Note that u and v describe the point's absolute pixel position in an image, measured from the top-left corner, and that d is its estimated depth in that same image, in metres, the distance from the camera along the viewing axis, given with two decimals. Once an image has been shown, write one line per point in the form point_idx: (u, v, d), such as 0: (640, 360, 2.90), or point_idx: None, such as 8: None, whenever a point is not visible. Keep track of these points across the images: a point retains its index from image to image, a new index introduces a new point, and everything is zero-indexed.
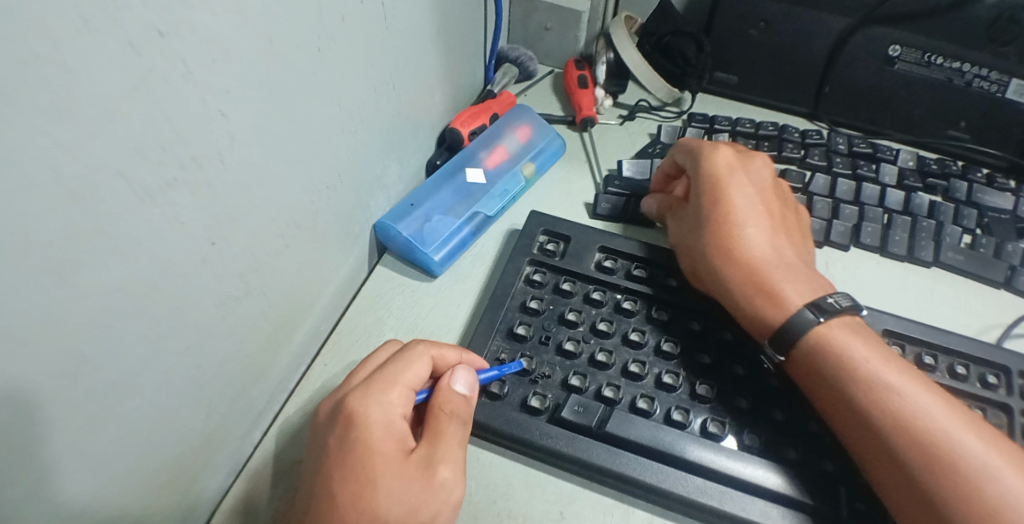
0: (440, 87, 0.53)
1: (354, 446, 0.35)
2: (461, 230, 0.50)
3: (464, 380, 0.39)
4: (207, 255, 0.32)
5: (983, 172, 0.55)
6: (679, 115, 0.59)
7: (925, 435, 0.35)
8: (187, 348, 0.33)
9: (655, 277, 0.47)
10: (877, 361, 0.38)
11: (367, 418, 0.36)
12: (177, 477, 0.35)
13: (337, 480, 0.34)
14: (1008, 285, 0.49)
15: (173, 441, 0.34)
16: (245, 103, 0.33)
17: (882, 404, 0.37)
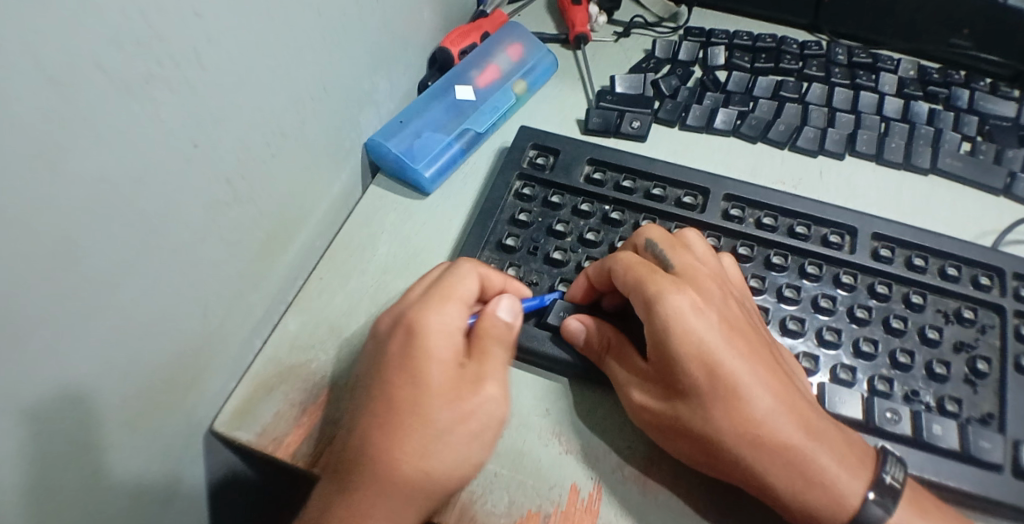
0: (430, 5, 0.52)
1: (411, 353, 0.36)
2: (451, 147, 0.51)
3: (508, 308, 0.40)
4: (191, 155, 0.33)
5: (987, 81, 0.54)
6: (675, 31, 0.58)
7: (748, 439, 0.33)
8: (178, 246, 0.34)
9: (644, 188, 0.47)
10: (737, 363, 0.34)
11: (427, 329, 0.36)
12: (179, 376, 0.37)
13: (393, 383, 0.35)
14: (1008, 192, 0.48)
15: (170, 341, 0.35)
16: (219, 3, 0.32)
17: (713, 404, 0.34)
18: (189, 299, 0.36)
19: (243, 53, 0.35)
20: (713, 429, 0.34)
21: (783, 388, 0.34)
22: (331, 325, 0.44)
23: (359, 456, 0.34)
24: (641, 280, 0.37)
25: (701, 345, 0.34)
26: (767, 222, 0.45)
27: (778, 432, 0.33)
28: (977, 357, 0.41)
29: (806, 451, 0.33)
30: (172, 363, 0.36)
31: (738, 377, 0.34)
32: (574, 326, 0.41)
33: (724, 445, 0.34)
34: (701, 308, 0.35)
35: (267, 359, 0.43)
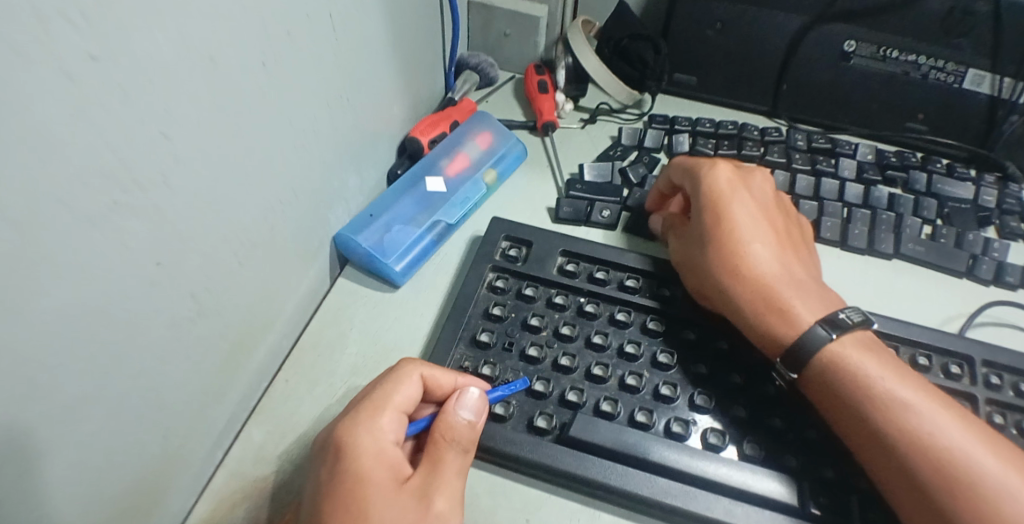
0: (400, 97, 0.53)
1: (343, 478, 0.34)
2: (421, 239, 0.50)
3: (469, 406, 0.38)
4: (155, 277, 0.31)
5: (942, 163, 0.56)
6: (639, 118, 0.59)
7: (858, 384, 0.38)
8: (140, 373, 0.32)
9: (617, 279, 0.47)
10: (844, 341, 0.40)
11: (356, 449, 0.35)
12: (131, 509, 0.34)
13: (327, 514, 0.33)
14: (971, 274, 0.50)
15: (130, 468, 0.33)
16: (192, 122, 0.31)
17: (820, 368, 0.39)
18: (153, 423, 0.34)
19: (217, 166, 0.34)
20: (804, 355, 0.40)
21: (892, 364, 0.39)
22: (298, 433, 0.42)
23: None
24: (722, 211, 0.45)
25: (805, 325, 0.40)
26: None
27: (889, 388, 0.38)
28: None
29: (908, 408, 0.37)
30: (130, 493, 0.34)
31: (839, 395, 0.39)
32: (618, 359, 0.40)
33: (832, 392, 0.39)
34: (813, 295, 0.42)
35: (230, 471, 0.41)
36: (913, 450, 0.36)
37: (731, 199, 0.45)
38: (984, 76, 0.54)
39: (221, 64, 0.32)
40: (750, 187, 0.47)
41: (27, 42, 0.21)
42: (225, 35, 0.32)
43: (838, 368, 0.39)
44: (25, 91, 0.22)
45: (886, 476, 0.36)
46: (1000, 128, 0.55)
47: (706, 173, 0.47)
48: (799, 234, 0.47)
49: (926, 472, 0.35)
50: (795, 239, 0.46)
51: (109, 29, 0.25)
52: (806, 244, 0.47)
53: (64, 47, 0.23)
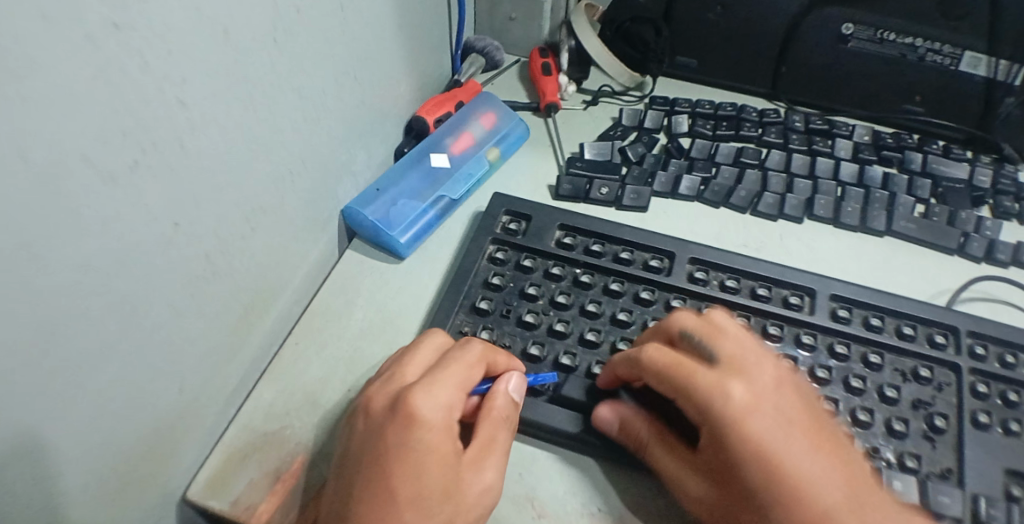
0: (407, 77, 0.55)
1: (416, 446, 0.35)
2: (426, 213, 0.52)
3: (516, 387, 0.41)
4: (172, 235, 0.34)
5: (940, 143, 0.57)
6: (640, 100, 0.61)
7: (780, 488, 0.33)
8: (156, 325, 0.34)
9: (613, 252, 0.49)
10: (794, 439, 0.34)
11: (431, 419, 0.36)
12: (148, 455, 0.37)
13: (399, 479, 0.34)
14: (962, 251, 0.51)
15: (149, 413, 0.36)
16: (204, 92, 0.33)
17: (757, 472, 0.34)
18: (170, 373, 0.37)
19: (230, 135, 0.36)
20: (742, 453, 0.34)
21: (841, 465, 0.34)
22: (306, 393, 0.45)
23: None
24: (681, 389, 0.37)
25: (744, 428, 0.34)
26: (730, 284, 0.47)
27: (817, 491, 0.33)
28: (935, 414, 0.43)
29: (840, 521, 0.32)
30: (150, 437, 0.36)
31: (759, 498, 0.34)
32: (605, 413, 0.41)
33: (763, 495, 0.34)
34: (779, 389, 0.36)
35: (241, 425, 0.44)
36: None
37: (708, 389, 0.36)
38: (981, 58, 0.54)
39: (232, 38, 0.34)
40: (731, 357, 0.37)
41: (56, 9, 0.24)
42: (236, 10, 0.34)
43: (777, 477, 0.33)
44: (54, 54, 0.24)
45: None
46: (996, 110, 0.56)
47: (678, 371, 0.37)
48: (785, 389, 0.36)
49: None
50: (801, 421, 0.35)
51: (129, 1, 0.27)
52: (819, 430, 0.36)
53: (87, 13, 0.25)
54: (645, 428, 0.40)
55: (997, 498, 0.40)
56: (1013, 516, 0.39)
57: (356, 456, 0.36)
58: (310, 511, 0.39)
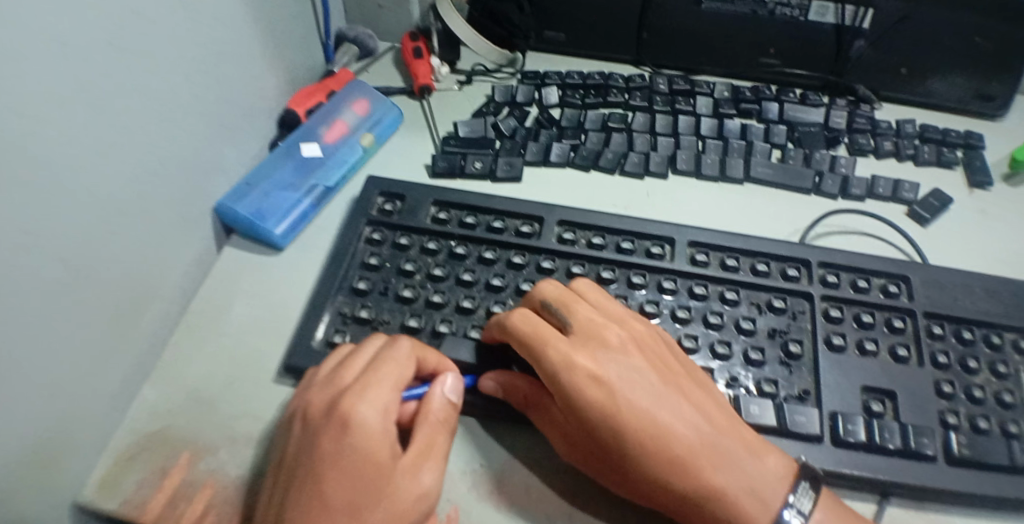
0: (272, 70, 0.56)
1: (348, 446, 0.36)
2: (301, 203, 0.53)
3: (452, 386, 0.41)
4: (25, 244, 0.34)
5: (796, 92, 0.60)
6: (514, 75, 0.63)
7: (635, 437, 0.37)
8: (23, 334, 0.34)
9: (485, 222, 0.50)
10: (642, 391, 0.38)
11: (363, 421, 0.36)
12: (30, 466, 0.36)
13: (329, 485, 0.35)
14: (817, 190, 0.54)
15: (26, 421, 0.36)
16: (45, 100, 0.34)
17: (611, 429, 0.37)
18: (44, 381, 0.37)
19: (76, 138, 0.36)
20: (598, 412, 0.38)
21: (685, 406, 0.38)
22: (189, 391, 0.45)
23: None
24: (538, 360, 0.40)
25: (598, 390, 0.38)
26: (596, 241, 0.49)
27: (670, 433, 0.37)
28: (790, 340, 0.45)
29: (691, 457, 0.36)
30: (28, 450, 0.36)
31: (617, 448, 0.37)
32: (489, 387, 0.42)
33: (617, 442, 0.37)
34: (625, 351, 0.40)
35: (128, 429, 0.43)
36: (683, 494, 0.36)
37: (561, 360, 0.39)
38: (828, 7, 0.58)
39: (71, 43, 0.35)
40: (582, 327, 0.41)
41: None
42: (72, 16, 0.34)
43: (626, 430, 0.37)
44: None
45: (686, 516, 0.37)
46: (847, 54, 0.60)
47: (539, 348, 0.40)
48: (636, 352, 0.40)
49: (702, 510, 0.36)
50: (649, 375, 0.39)
51: None
52: (671, 373, 0.40)
53: None
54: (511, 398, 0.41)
55: (853, 414, 0.42)
56: (869, 429, 0.41)
57: (291, 464, 0.37)
58: (198, 498, 0.40)
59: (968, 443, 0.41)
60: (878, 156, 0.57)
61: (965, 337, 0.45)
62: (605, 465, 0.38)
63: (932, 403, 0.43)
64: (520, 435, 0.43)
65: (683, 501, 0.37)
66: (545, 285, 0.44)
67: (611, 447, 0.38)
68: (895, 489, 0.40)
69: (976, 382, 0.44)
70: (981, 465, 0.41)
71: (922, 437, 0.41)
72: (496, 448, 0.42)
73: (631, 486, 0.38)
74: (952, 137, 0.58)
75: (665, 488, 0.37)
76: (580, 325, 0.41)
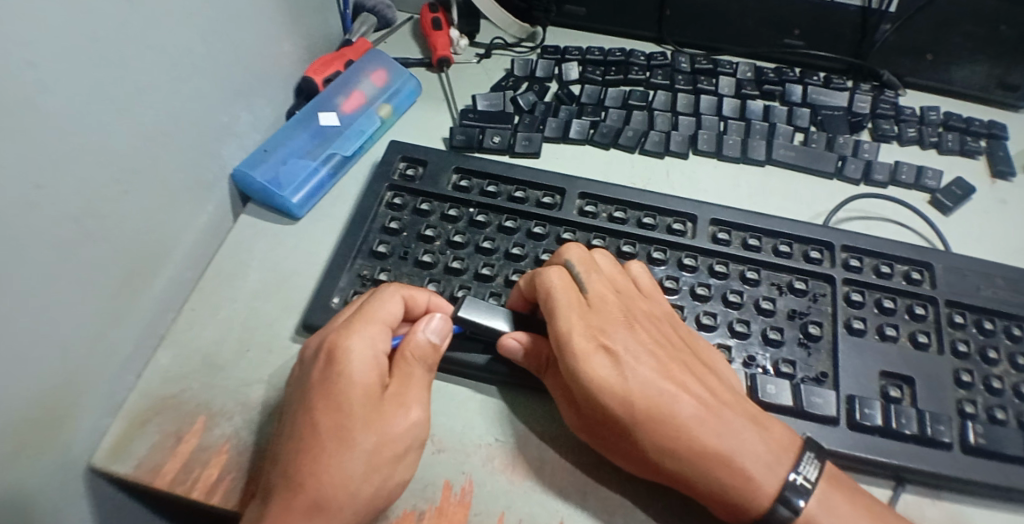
0: (291, 36, 0.55)
1: (335, 382, 0.36)
2: (318, 172, 0.53)
3: (436, 328, 0.39)
4: (36, 199, 0.33)
5: (820, 75, 0.59)
6: (533, 50, 0.63)
7: (636, 406, 0.36)
8: (32, 289, 0.34)
9: (506, 192, 0.50)
10: (645, 361, 0.38)
11: (352, 357, 0.37)
12: (45, 419, 0.37)
13: (317, 411, 0.36)
14: (840, 175, 0.53)
15: (38, 375, 0.35)
16: (56, 53, 0.33)
17: (614, 398, 0.37)
18: (53, 338, 0.36)
19: (92, 92, 0.36)
20: (604, 385, 0.37)
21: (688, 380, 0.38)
22: (203, 356, 0.45)
23: (287, 484, 0.34)
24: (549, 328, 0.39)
25: (601, 353, 0.38)
26: (617, 215, 0.48)
27: (672, 403, 0.36)
28: (809, 322, 0.44)
29: (687, 427, 0.36)
30: (42, 403, 0.36)
31: (624, 417, 0.37)
32: (509, 344, 0.41)
33: (621, 411, 0.37)
34: (634, 324, 0.40)
35: (141, 392, 0.43)
36: (689, 461, 0.36)
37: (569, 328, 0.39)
38: None
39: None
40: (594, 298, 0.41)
41: None
42: None
43: (629, 398, 0.37)
44: None
45: (692, 485, 0.36)
46: (873, 38, 0.59)
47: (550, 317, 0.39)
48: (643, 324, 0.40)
49: (691, 477, 0.36)
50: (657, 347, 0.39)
51: None
52: (679, 346, 0.40)
53: None
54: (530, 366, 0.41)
55: (870, 398, 0.42)
56: (886, 414, 0.41)
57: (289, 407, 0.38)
58: (213, 463, 0.40)
59: (984, 433, 0.40)
60: (901, 142, 0.56)
61: (986, 327, 0.45)
62: (606, 438, 0.38)
63: (949, 391, 0.43)
64: (536, 410, 0.42)
65: (688, 469, 0.36)
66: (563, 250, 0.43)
67: (617, 415, 0.37)
68: (911, 476, 0.40)
69: (995, 372, 0.43)
70: (995, 457, 0.40)
71: (938, 425, 0.40)
72: (508, 421, 0.42)
73: (630, 456, 0.38)
74: (975, 126, 0.57)
75: (655, 461, 0.36)
76: (594, 295, 0.41)
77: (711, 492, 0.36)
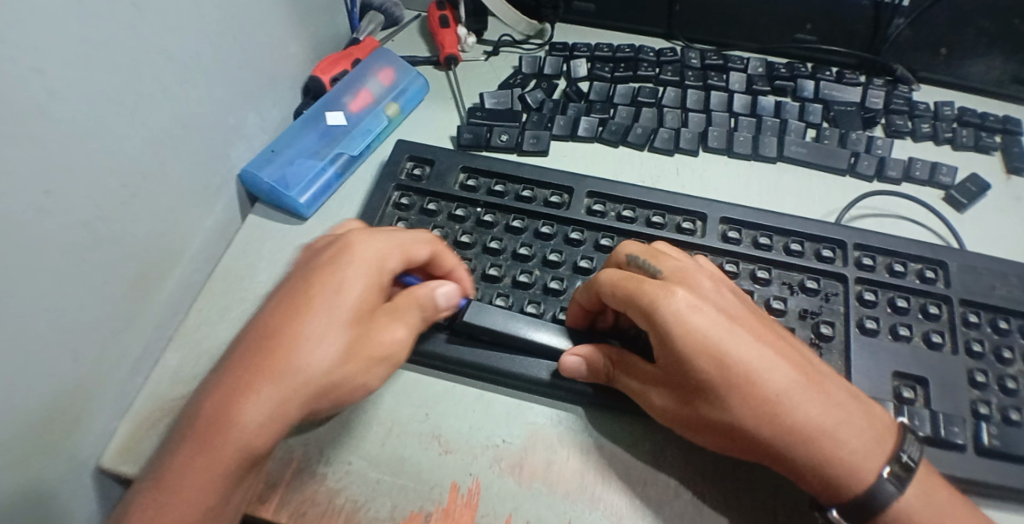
0: (298, 36, 0.55)
1: (340, 270, 0.36)
2: (324, 171, 0.53)
3: (448, 292, 0.39)
4: (42, 204, 0.33)
5: (833, 70, 0.58)
6: (541, 46, 0.62)
7: (738, 386, 0.34)
8: (40, 294, 0.34)
9: (513, 191, 0.49)
10: (742, 341, 0.35)
11: (360, 255, 0.37)
12: (54, 422, 0.37)
13: (309, 293, 0.36)
14: (852, 171, 0.53)
15: (46, 379, 0.36)
16: (61, 57, 0.33)
17: (729, 375, 0.34)
18: (61, 342, 0.36)
19: (98, 97, 0.36)
20: (707, 360, 0.34)
21: (794, 354, 0.36)
22: (211, 357, 0.44)
23: (258, 353, 0.34)
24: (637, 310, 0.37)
25: (701, 331, 0.35)
26: (626, 214, 0.48)
27: (762, 385, 0.34)
28: (821, 322, 0.44)
29: (778, 408, 0.34)
30: (50, 406, 0.36)
31: (727, 395, 0.34)
32: (571, 361, 0.39)
33: (730, 389, 0.34)
34: (721, 295, 0.38)
35: (150, 394, 0.43)
36: (807, 436, 0.34)
37: (665, 305, 0.36)
38: None
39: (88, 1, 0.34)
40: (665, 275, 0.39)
41: None
42: None
43: (735, 373, 0.34)
44: None
45: (804, 465, 0.35)
46: (886, 32, 0.58)
47: (636, 297, 0.37)
48: (732, 298, 0.38)
49: (794, 453, 0.34)
50: (752, 319, 0.37)
51: None
52: (761, 319, 0.38)
53: None
54: (604, 364, 0.39)
55: (883, 399, 0.41)
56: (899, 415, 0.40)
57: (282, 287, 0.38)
58: None
59: (998, 434, 0.40)
60: (915, 138, 0.56)
61: (1000, 326, 0.44)
62: (706, 422, 0.36)
63: (963, 392, 0.42)
64: (544, 410, 0.42)
65: (810, 445, 0.34)
66: (625, 244, 0.41)
67: (726, 394, 0.34)
68: None
69: (1010, 372, 0.43)
70: (1009, 458, 0.40)
71: (951, 426, 0.40)
72: (516, 422, 0.41)
73: (717, 440, 0.36)
74: (990, 121, 0.56)
75: (760, 439, 0.34)
76: (671, 272, 0.39)
77: (821, 468, 0.34)
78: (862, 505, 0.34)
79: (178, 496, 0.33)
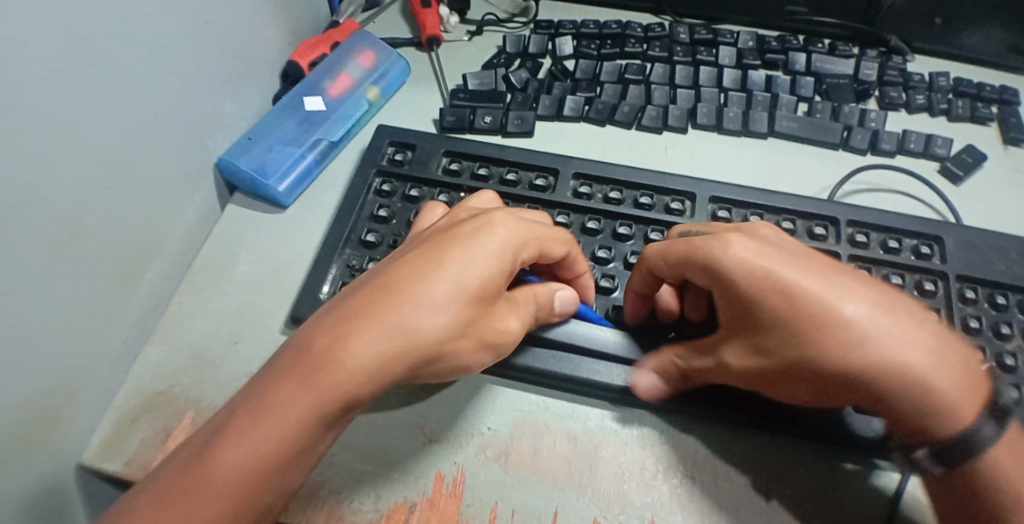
0: (275, 19, 0.54)
1: (470, 239, 0.34)
2: (304, 159, 0.51)
3: (565, 297, 0.40)
4: (14, 201, 0.32)
5: (825, 42, 0.57)
6: (526, 25, 0.61)
7: (819, 322, 0.32)
8: (14, 293, 0.33)
9: (498, 175, 0.48)
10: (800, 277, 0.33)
11: (494, 230, 0.35)
12: (32, 421, 0.36)
13: (430, 258, 0.33)
14: (846, 145, 0.52)
15: (23, 379, 0.35)
16: (28, 47, 0.32)
17: (793, 317, 0.33)
18: (38, 342, 0.35)
19: (66, 89, 0.34)
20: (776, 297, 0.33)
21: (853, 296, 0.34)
22: (193, 350, 0.44)
23: (377, 300, 0.31)
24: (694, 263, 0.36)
25: (758, 262, 0.34)
26: (613, 195, 0.47)
27: (850, 320, 0.32)
28: None
29: (874, 348, 0.32)
30: (28, 406, 0.35)
31: (818, 335, 0.32)
32: (645, 384, 0.39)
33: (808, 330, 0.32)
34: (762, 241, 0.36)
35: (130, 389, 0.42)
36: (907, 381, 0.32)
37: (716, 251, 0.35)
38: None
39: None
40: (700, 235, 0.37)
41: None
42: None
43: (819, 316, 0.32)
44: None
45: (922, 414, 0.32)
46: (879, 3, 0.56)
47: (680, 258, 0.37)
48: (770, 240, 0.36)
49: (896, 396, 0.32)
50: (801, 257, 0.34)
51: None
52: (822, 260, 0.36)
53: None
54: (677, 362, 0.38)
55: None
56: None
57: (408, 247, 0.36)
58: None
59: None
60: (909, 110, 0.54)
61: (999, 302, 0.43)
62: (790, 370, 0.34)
63: None
64: (533, 399, 0.41)
65: (906, 391, 0.32)
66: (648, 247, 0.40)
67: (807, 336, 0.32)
68: None
69: (1009, 348, 0.42)
70: None
71: None
72: (502, 410, 0.41)
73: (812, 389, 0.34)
74: (987, 91, 0.55)
75: (865, 381, 0.32)
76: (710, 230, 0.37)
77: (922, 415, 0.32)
78: (953, 451, 0.33)
79: (263, 425, 0.29)
